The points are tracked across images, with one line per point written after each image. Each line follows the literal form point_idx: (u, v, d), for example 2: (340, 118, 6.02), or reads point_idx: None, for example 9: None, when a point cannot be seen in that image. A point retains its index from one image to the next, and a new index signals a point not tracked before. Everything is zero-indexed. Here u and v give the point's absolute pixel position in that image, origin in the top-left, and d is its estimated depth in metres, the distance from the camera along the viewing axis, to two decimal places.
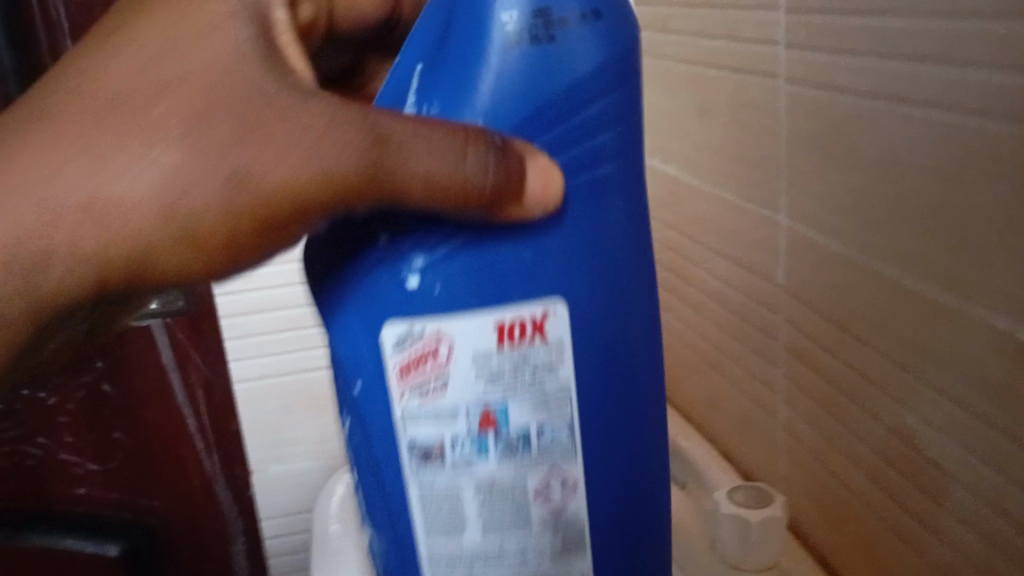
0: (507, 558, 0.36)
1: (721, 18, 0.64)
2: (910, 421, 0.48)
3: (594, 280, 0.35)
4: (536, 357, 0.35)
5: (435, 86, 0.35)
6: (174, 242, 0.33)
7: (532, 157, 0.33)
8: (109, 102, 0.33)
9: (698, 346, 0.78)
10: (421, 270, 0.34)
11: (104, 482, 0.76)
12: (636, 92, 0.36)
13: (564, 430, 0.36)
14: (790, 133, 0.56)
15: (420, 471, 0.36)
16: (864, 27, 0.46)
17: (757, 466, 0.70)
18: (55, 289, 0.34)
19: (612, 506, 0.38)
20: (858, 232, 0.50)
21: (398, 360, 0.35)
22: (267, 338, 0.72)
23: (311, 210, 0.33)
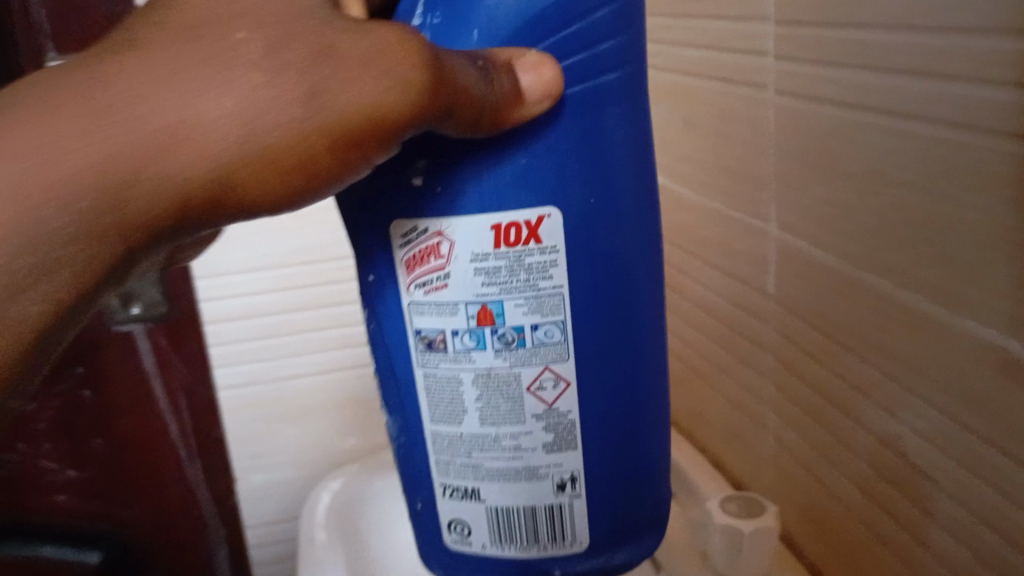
0: (502, 446, 0.40)
1: (704, 29, 0.63)
2: (898, 430, 0.48)
3: (591, 184, 0.36)
4: (532, 260, 0.37)
5: (441, 1, 0.35)
6: (263, 160, 0.33)
7: (521, 57, 0.34)
8: (103, 82, 0.32)
9: (685, 356, 0.78)
10: (427, 174, 0.36)
11: (81, 492, 0.74)
12: (636, 6, 0.36)
13: (558, 330, 0.38)
14: (777, 142, 0.55)
15: (425, 359, 0.40)
16: (847, 39, 0.45)
17: (746, 476, 0.70)
18: (146, 208, 0.33)
19: (604, 410, 0.40)
20: (845, 240, 0.49)
21: (405, 252, 0.38)
22: (247, 345, 0.70)
23: (384, 125, 0.33)
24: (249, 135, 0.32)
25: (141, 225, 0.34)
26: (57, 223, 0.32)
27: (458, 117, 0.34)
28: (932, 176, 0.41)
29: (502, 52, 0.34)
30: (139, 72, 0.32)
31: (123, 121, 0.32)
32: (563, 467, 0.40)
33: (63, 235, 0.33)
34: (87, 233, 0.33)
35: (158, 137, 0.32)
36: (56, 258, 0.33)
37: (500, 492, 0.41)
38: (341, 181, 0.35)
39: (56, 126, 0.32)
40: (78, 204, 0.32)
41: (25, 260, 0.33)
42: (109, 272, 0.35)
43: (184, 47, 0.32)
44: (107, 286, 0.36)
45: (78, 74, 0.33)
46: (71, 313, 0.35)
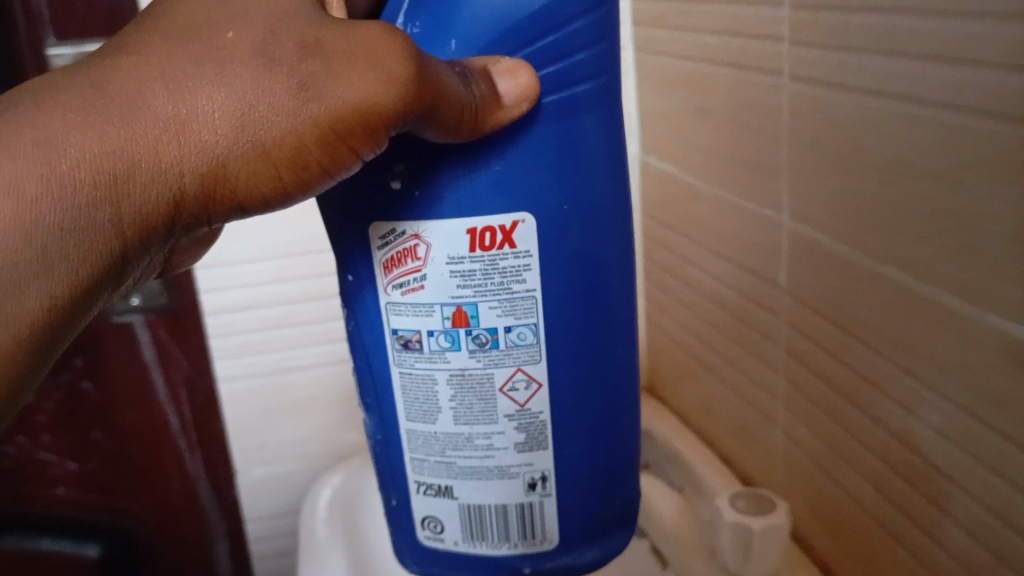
0: (475, 445, 0.39)
1: (719, 14, 0.61)
2: (913, 427, 0.46)
3: (565, 189, 0.35)
4: (506, 263, 0.36)
5: (422, 5, 0.34)
6: (253, 154, 0.31)
7: (495, 62, 0.33)
8: (81, 74, 0.31)
9: (694, 349, 0.76)
10: (402, 173, 0.35)
11: (81, 483, 0.73)
12: (615, 14, 0.35)
13: (531, 332, 0.37)
14: (793, 130, 0.53)
15: (400, 358, 0.39)
16: (869, 22, 0.43)
17: (755, 472, 0.68)
18: (146, 197, 0.31)
19: (577, 413, 0.39)
20: (862, 231, 0.47)
21: (382, 253, 0.37)
22: (247, 338, 0.69)
23: (371, 126, 0.31)
24: (240, 129, 0.31)
25: (141, 215, 0.32)
26: (55, 218, 0.30)
27: (440, 118, 0.32)
28: (956, 165, 0.39)
29: (479, 60, 0.33)
30: (123, 60, 0.30)
31: (127, 111, 0.30)
32: (534, 466, 0.40)
33: (62, 231, 0.31)
34: (87, 228, 0.31)
35: (158, 130, 0.30)
36: (54, 257, 0.31)
37: (473, 490, 0.40)
38: (332, 177, 0.33)
39: (54, 121, 0.30)
40: (79, 198, 0.30)
41: (22, 259, 0.30)
42: (104, 272, 0.33)
43: (176, 32, 0.31)
44: (101, 289, 0.33)
45: (66, 75, 0.31)
46: (64, 320, 0.33)
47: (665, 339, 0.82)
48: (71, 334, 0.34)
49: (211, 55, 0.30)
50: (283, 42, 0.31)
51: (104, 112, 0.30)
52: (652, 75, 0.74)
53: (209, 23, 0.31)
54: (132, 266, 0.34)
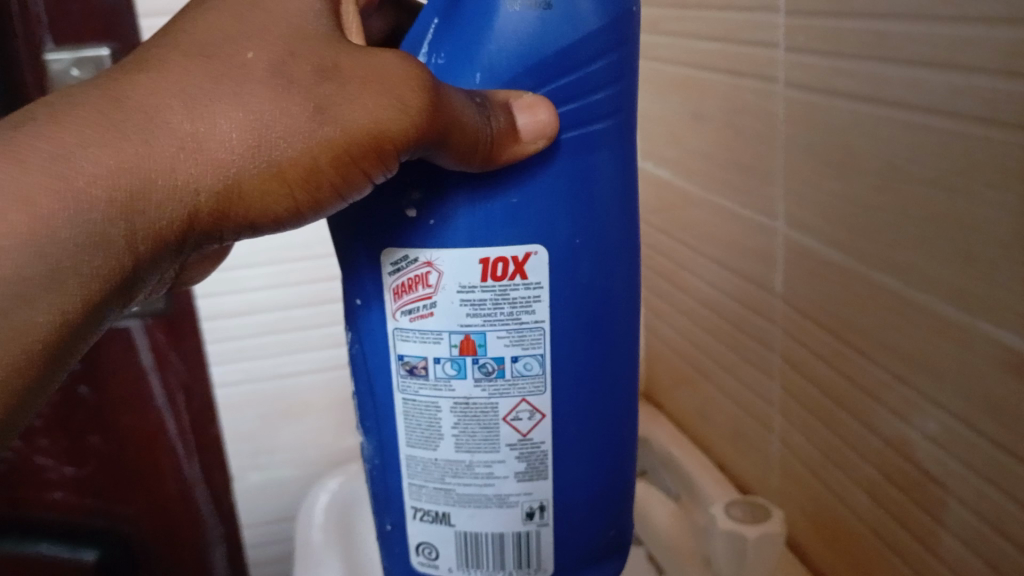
0: (474, 473, 0.37)
1: (714, 20, 0.61)
2: (909, 437, 0.46)
3: (576, 225, 0.34)
4: (516, 294, 0.34)
5: (448, 36, 0.33)
6: (263, 172, 0.31)
7: (517, 97, 0.32)
8: (99, 91, 0.30)
9: (690, 355, 0.77)
10: (418, 203, 0.34)
11: (77, 488, 0.73)
12: (633, 55, 0.34)
13: (538, 362, 0.36)
14: (788, 139, 0.53)
15: (404, 384, 0.37)
16: (865, 31, 0.44)
17: (751, 477, 0.69)
18: (158, 215, 0.31)
19: (578, 445, 0.37)
20: (858, 242, 0.48)
21: (393, 279, 0.35)
22: (243, 342, 0.69)
23: (385, 147, 0.31)
24: (254, 147, 0.30)
25: (152, 233, 0.31)
26: (68, 233, 0.30)
27: (453, 147, 0.31)
28: (947, 171, 0.40)
29: (501, 93, 0.32)
30: (142, 75, 0.30)
31: (143, 127, 0.30)
32: (533, 496, 0.38)
33: (74, 246, 0.30)
34: (99, 242, 0.31)
35: (174, 146, 0.30)
36: (65, 270, 0.30)
37: (471, 517, 0.38)
38: (342, 199, 0.33)
39: (71, 135, 0.30)
40: (93, 213, 0.30)
41: (34, 272, 0.30)
42: (114, 287, 0.32)
43: (196, 49, 0.31)
44: (110, 306, 0.33)
45: (82, 86, 0.31)
46: (73, 334, 0.32)
47: (660, 343, 0.82)
48: (82, 348, 0.34)
49: (230, 73, 0.30)
50: (301, 62, 0.31)
51: (119, 129, 0.30)
52: (647, 79, 0.74)
53: (231, 36, 0.31)
54: (140, 284, 0.34)
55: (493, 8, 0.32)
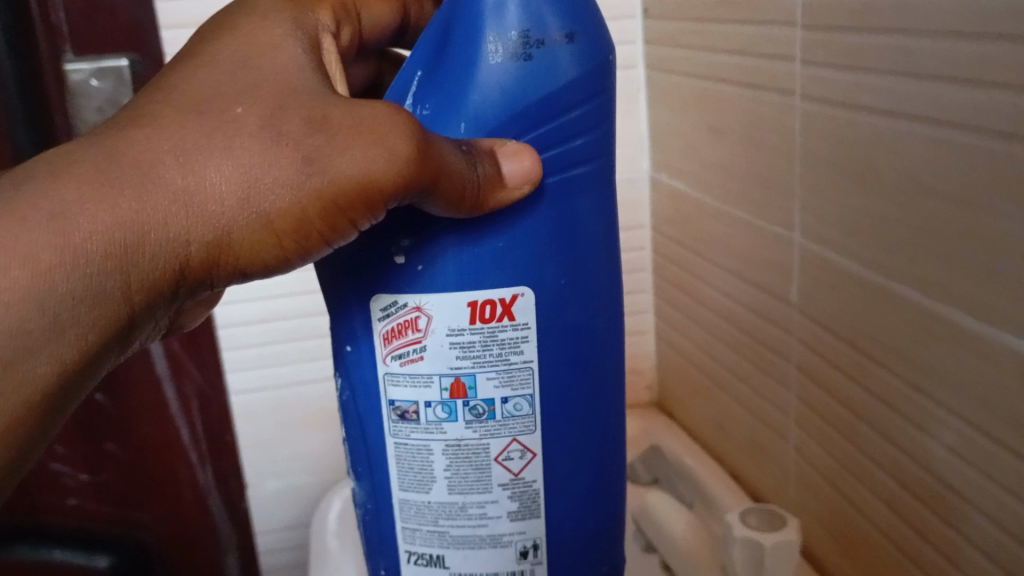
0: (468, 514, 0.37)
1: (730, 34, 0.61)
2: (930, 447, 0.45)
3: (562, 264, 0.35)
4: (504, 335, 0.35)
5: (433, 88, 0.34)
6: (254, 223, 0.32)
7: (502, 143, 0.33)
8: (98, 149, 0.31)
9: (704, 365, 0.76)
10: (407, 250, 0.34)
11: (95, 495, 0.75)
12: (611, 101, 0.35)
13: (527, 403, 0.36)
14: (805, 151, 0.53)
15: (396, 428, 0.37)
16: (885, 44, 0.43)
17: (766, 489, 0.68)
18: (152, 266, 0.32)
19: (569, 483, 0.38)
20: (879, 251, 0.47)
21: (383, 324, 0.35)
22: (262, 348, 0.70)
23: (375, 196, 0.32)
24: (246, 199, 0.31)
25: (148, 283, 0.32)
26: (67, 286, 0.31)
27: (440, 194, 0.32)
28: (969, 183, 0.39)
29: (487, 141, 0.33)
30: (136, 131, 0.31)
31: (137, 181, 0.31)
32: (526, 535, 0.38)
33: (74, 299, 0.31)
34: (95, 295, 0.31)
35: (167, 200, 0.31)
36: (64, 322, 0.31)
37: (465, 560, 0.38)
38: (330, 245, 0.34)
39: (70, 193, 0.30)
40: (90, 266, 0.31)
41: (35, 325, 0.31)
42: (110, 336, 0.33)
43: (189, 104, 0.32)
44: (106, 355, 0.34)
45: (81, 142, 0.32)
46: (71, 383, 0.33)
47: (671, 352, 0.82)
48: (80, 396, 0.35)
49: (221, 127, 0.31)
50: (290, 115, 0.31)
51: (113, 186, 0.30)
52: (662, 92, 0.74)
53: (221, 93, 0.32)
54: (137, 332, 0.35)
55: (473, 60, 0.33)
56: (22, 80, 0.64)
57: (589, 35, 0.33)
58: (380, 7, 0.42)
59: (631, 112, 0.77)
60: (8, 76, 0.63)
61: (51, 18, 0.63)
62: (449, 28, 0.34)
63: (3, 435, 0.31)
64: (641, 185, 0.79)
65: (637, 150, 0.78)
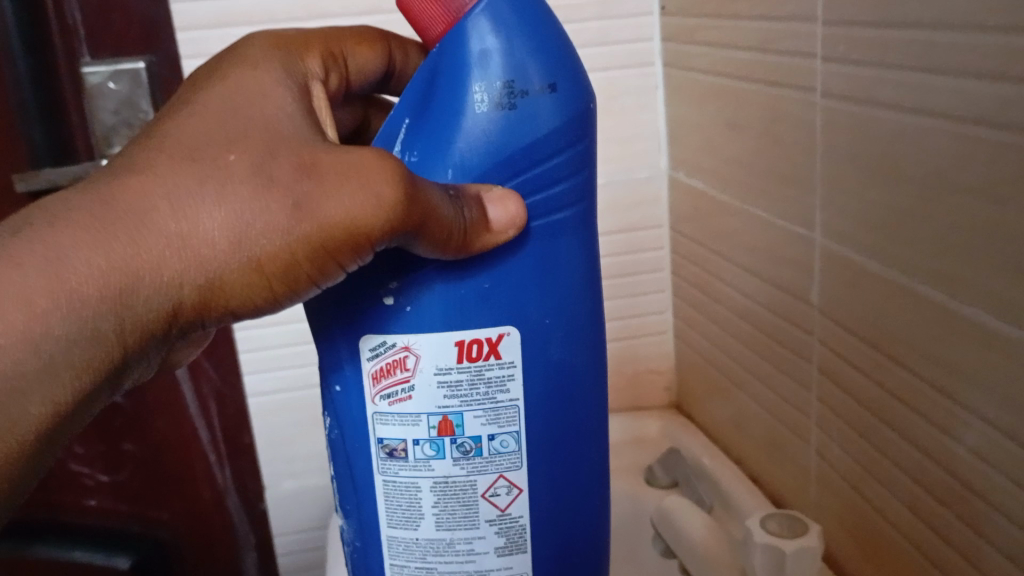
0: (456, 550, 0.38)
1: (749, 29, 0.59)
2: (953, 452, 0.44)
3: (546, 303, 0.36)
4: (490, 374, 0.36)
5: (419, 134, 0.35)
6: (242, 268, 0.32)
7: (487, 189, 0.34)
8: (91, 197, 0.31)
9: (721, 363, 0.74)
10: (395, 293, 0.35)
11: (114, 494, 0.77)
12: (593, 146, 0.36)
13: (513, 440, 0.37)
14: (826, 150, 0.51)
15: (384, 466, 0.38)
16: (909, 43, 0.42)
17: (788, 490, 0.65)
18: (146, 310, 0.31)
19: (556, 518, 0.39)
20: (901, 255, 0.45)
21: (371, 364, 0.36)
22: (277, 351, 0.70)
23: (365, 240, 0.32)
24: (235, 243, 0.31)
25: (141, 327, 0.32)
26: (61, 329, 0.31)
27: (428, 237, 0.32)
28: (995, 182, 0.38)
29: (473, 186, 0.34)
30: (129, 177, 0.31)
31: (131, 228, 0.30)
32: (513, 569, 0.38)
33: (68, 341, 0.31)
34: (89, 338, 0.31)
35: (161, 245, 0.31)
36: (59, 364, 0.31)
37: None
38: (318, 286, 0.34)
39: (66, 239, 0.30)
40: (85, 310, 0.31)
41: (29, 366, 0.31)
42: (103, 378, 0.33)
43: (182, 153, 0.32)
44: (98, 395, 0.34)
45: (74, 189, 0.32)
46: (64, 422, 0.33)
47: (690, 350, 0.81)
48: (76, 428, 0.35)
49: (213, 175, 0.31)
50: (281, 162, 0.31)
51: (108, 234, 0.30)
52: (680, 87, 0.72)
53: (214, 142, 0.32)
54: (130, 370, 0.35)
55: (458, 109, 0.34)
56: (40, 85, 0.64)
57: (571, 85, 0.34)
58: (366, 52, 0.43)
59: (649, 108, 0.76)
60: (25, 77, 0.63)
61: (67, 17, 0.63)
62: (434, 76, 0.35)
63: None
64: (660, 182, 0.78)
65: (655, 147, 0.77)
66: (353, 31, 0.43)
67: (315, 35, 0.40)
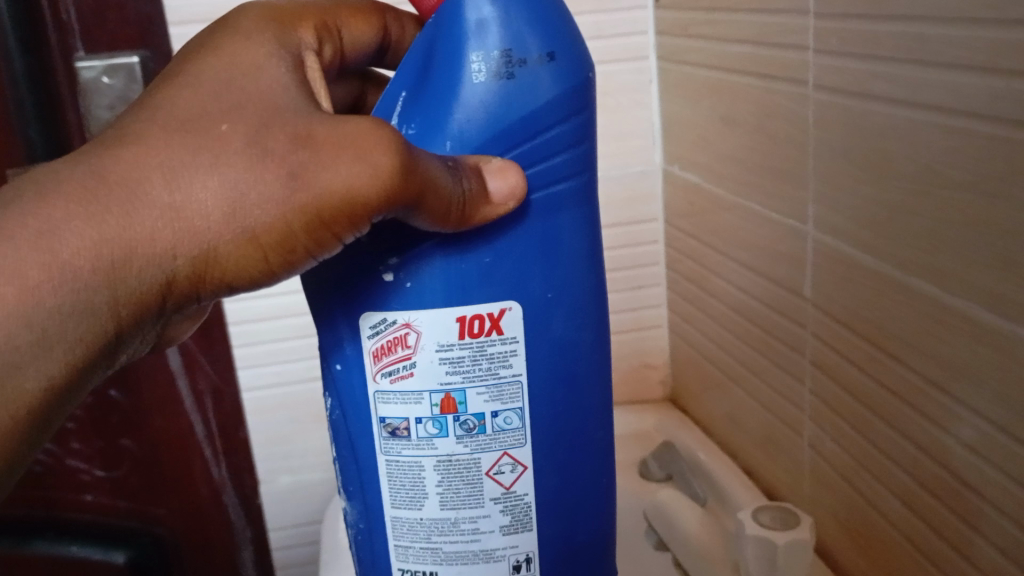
0: (460, 529, 0.38)
1: (743, 23, 0.59)
2: (945, 443, 0.44)
3: (547, 278, 0.36)
4: (492, 350, 0.36)
5: (417, 107, 0.35)
6: (238, 239, 0.32)
7: (487, 161, 0.34)
8: (82, 168, 0.31)
9: (716, 360, 0.74)
10: (396, 269, 0.35)
11: (111, 489, 0.76)
12: (593, 118, 0.36)
13: (517, 417, 0.37)
14: (818, 140, 0.51)
15: (387, 446, 0.38)
16: (901, 32, 0.42)
17: (781, 485, 0.65)
18: (141, 283, 0.31)
19: (561, 496, 0.39)
20: (893, 243, 0.46)
21: (373, 342, 0.37)
22: (272, 346, 0.70)
23: (362, 211, 0.32)
24: (230, 214, 0.31)
25: (135, 300, 0.32)
26: (54, 302, 0.30)
27: (426, 208, 0.32)
28: (985, 172, 0.38)
29: (472, 157, 0.34)
30: (122, 149, 0.31)
31: (124, 200, 0.30)
32: (519, 548, 0.39)
33: (61, 314, 0.31)
34: (84, 311, 0.31)
35: (154, 216, 0.31)
36: (52, 338, 0.31)
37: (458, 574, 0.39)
38: (314, 258, 0.34)
39: (58, 212, 0.30)
40: (78, 282, 0.30)
41: (22, 340, 0.30)
42: (98, 351, 0.33)
43: (175, 125, 0.32)
44: (93, 371, 0.34)
45: (68, 162, 0.32)
46: (60, 398, 0.33)
47: (685, 346, 0.81)
48: (71, 406, 0.35)
49: (207, 145, 0.31)
50: (275, 132, 0.31)
51: (99, 205, 0.30)
52: (674, 83, 0.73)
53: (208, 113, 0.32)
54: (125, 345, 0.34)
55: (456, 81, 0.34)
56: (35, 78, 0.63)
57: (569, 55, 0.34)
58: (360, 25, 0.43)
59: (643, 104, 0.76)
60: (21, 76, 0.63)
61: (62, 17, 0.63)
62: (431, 49, 0.35)
63: None
64: (655, 178, 0.78)
65: (650, 143, 0.77)
66: (348, 4, 0.43)
67: (310, 7, 0.40)
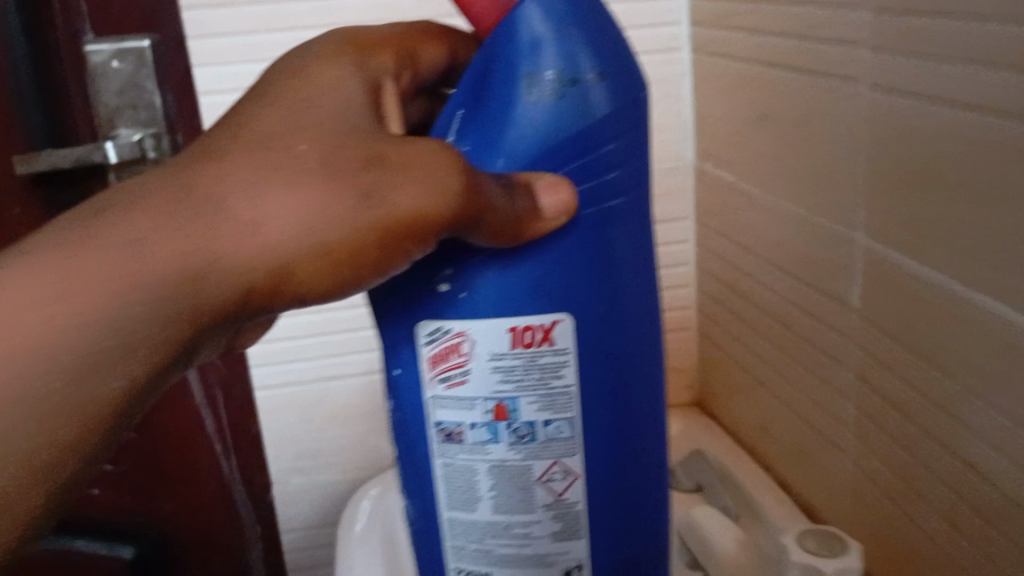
0: (513, 533, 0.36)
1: (787, 14, 0.56)
2: (1000, 465, 0.41)
3: (596, 300, 0.34)
4: (544, 361, 0.34)
5: (471, 128, 0.33)
6: (317, 253, 0.29)
7: (538, 176, 0.32)
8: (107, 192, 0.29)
9: (745, 363, 0.71)
10: (453, 276, 0.34)
11: (114, 484, 0.74)
12: (643, 132, 0.34)
13: (569, 426, 0.35)
14: (868, 143, 0.48)
15: (442, 448, 0.36)
16: (966, 29, 0.39)
17: (817, 498, 0.63)
18: (220, 290, 0.29)
19: (609, 508, 0.37)
20: (948, 256, 0.43)
21: (428, 347, 0.35)
22: (284, 344, 0.68)
23: (427, 224, 0.30)
24: (304, 228, 0.29)
25: (215, 309, 0.29)
26: (132, 309, 0.28)
27: (483, 228, 0.31)
28: None
29: (523, 175, 0.32)
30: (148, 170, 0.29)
31: (202, 211, 0.28)
32: (570, 555, 0.37)
33: (141, 322, 0.28)
34: (162, 317, 0.28)
35: (237, 230, 0.28)
36: (131, 346, 0.28)
37: None
38: (383, 275, 0.32)
39: (138, 224, 0.28)
40: (156, 291, 0.28)
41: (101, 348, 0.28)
42: (177, 356, 0.30)
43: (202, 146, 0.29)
44: (170, 374, 0.31)
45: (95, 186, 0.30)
46: (134, 404, 0.30)
47: (713, 348, 0.78)
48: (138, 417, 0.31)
49: (281, 165, 0.29)
50: (349, 153, 0.30)
51: (119, 227, 0.28)
52: (707, 76, 0.69)
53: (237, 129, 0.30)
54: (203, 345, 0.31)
55: (508, 99, 0.32)
56: (37, 61, 0.60)
57: (621, 72, 0.33)
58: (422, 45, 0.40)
59: (674, 97, 0.73)
60: (22, 60, 0.60)
61: None
62: (488, 63, 0.33)
63: (57, 463, 0.28)
64: (684, 174, 0.75)
65: (680, 138, 0.74)
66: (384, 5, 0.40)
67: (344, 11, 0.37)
